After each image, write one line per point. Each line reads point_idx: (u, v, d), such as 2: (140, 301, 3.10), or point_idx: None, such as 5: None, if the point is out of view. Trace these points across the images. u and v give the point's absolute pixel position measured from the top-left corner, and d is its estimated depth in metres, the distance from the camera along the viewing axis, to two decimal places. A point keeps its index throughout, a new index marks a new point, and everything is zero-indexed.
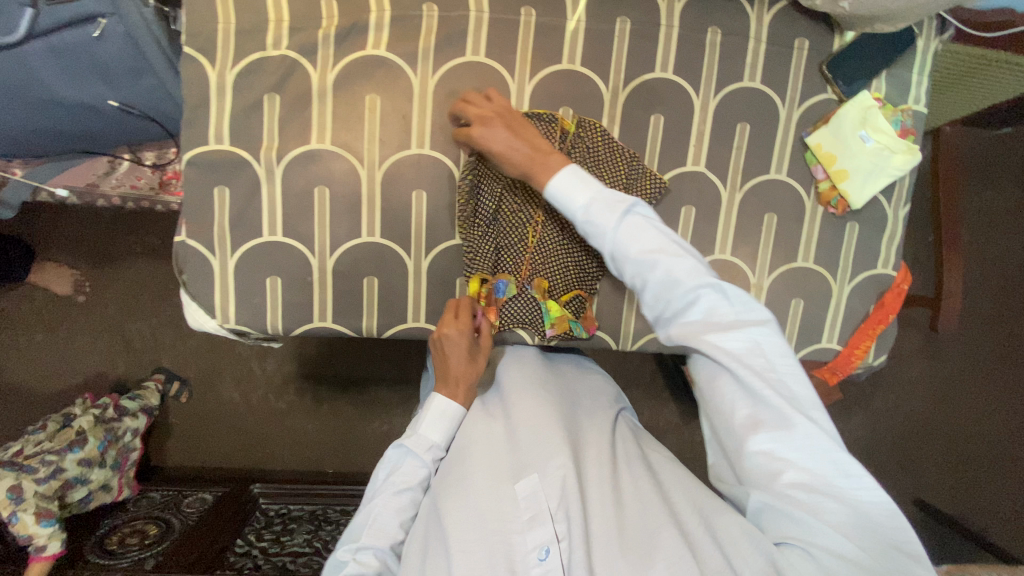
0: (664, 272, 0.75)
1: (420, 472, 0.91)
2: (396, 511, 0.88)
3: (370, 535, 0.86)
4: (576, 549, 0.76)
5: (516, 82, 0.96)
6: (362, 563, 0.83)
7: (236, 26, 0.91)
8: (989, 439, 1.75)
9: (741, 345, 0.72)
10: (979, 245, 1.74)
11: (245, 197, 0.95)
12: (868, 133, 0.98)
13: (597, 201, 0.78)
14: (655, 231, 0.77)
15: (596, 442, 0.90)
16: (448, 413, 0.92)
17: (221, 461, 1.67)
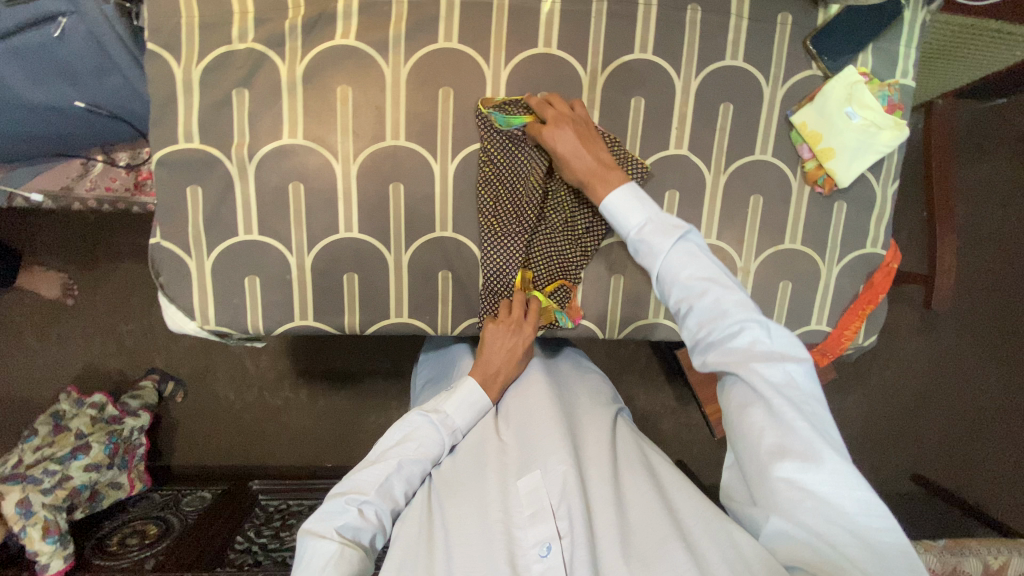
0: (712, 298, 0.76)
1: (437, 449, 0.90)
2: (406, 480, 0.88)
3: (378, 491, 0.85)
4: (578, 546, 0.77)
5: (491, 68, 0.94)
6: (365, 517, 0.83)
7: (200, 20, 0.89)
8: (984, 412, 1.75)
9: (780, 379, 0.72)
10: (974, 219, 1.71)
11: (218, 196, 0.93)
12: (855, 109, 0.96)
13: (653, 222, 0.81)
14: (709, 261, 0.78)
15: (599, 441, 0.90)
16: (476, 405, 0.93)
17: (218, 460, 1.67)
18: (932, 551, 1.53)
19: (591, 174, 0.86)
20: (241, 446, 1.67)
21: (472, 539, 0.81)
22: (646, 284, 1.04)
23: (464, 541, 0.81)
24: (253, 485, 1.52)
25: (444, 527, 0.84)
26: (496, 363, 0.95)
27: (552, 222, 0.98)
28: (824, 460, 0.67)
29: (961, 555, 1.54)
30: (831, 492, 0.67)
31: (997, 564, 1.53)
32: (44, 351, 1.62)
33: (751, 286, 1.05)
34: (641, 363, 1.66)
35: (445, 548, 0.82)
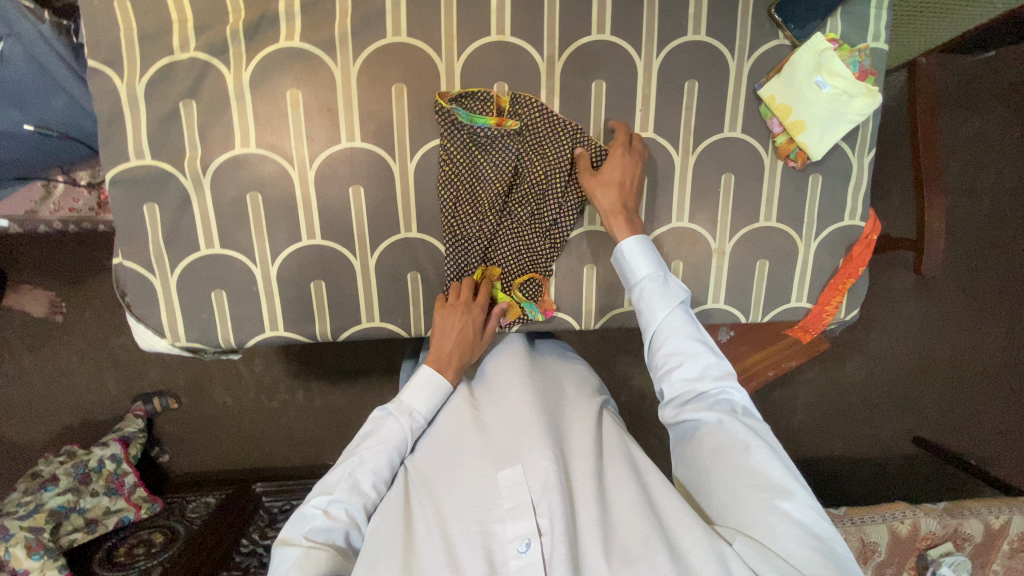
0: (704, 358, 0.83)
1: (400, 436, 0.90)
2: (372, 472, 0.87)
3: (343, 489, 0.85)
4: (559, 542, 0.73)
5: (444, 61, 0.91)
6: (333, 516, 0.83)
7: (138, 31, 0.86)
8: (981, 371, 1.75)
9: (761, 433, 0.78)
10: (968, 176, 1.67)
11: (176, 212, 0.91)
12: (825, 78, 0.92)
13: (656, 281, 0.87)
14: (701, 328, 0.86)
15: (582, 435, 0.87)
16: (433, 385, 0.92)
17: (221, 465, 1.65)
18: (933, 514, 1.54)
19: (610, 210, 0.90)
20: (238, 451, 1.64)
21: (451, 535, 0.79)
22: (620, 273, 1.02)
23: (443, 535, 0.79)
24: (257, 488, 1.51)
25: (425, 523, 0.82)
26: (445, 338, 0.93)
27: (516, 217, 0.97)
28: (801, 502, 0.72)
29: (961, 517, 1.55)
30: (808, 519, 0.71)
31: (997, 523, 1.54)
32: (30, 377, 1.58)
33: (726, 268, 1.03)
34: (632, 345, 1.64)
35: (423, 544, 0.79)
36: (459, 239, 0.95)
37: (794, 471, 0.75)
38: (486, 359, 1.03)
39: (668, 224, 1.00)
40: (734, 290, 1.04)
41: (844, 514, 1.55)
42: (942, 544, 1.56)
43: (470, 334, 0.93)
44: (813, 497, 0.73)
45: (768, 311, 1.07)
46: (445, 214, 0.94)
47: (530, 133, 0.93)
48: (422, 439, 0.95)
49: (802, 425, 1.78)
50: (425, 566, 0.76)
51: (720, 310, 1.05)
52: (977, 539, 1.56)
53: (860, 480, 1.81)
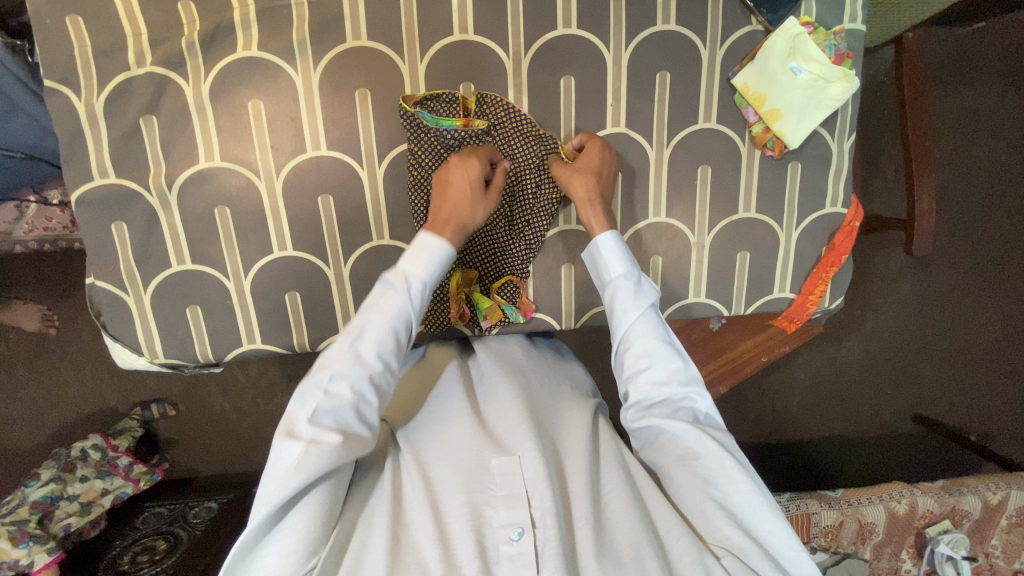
0: (670, 366, 0.82)
1: (399, 304, 0.79)
2: (375, 343, 0.77)
3: (342, 361, 0.75)
4: (551, 537, 0.70)
5: (406, 63, 0.89)
6: (334, 395, 0.73)
7: (92, 48, 0.84)
8: (977, 347, 1.73)
9: (724, 441, 0.78)
10: (959, 151, 1.63)
11: (144, 230, 0.91)
12: (800, 64, 0.89)
13: (626, 284, 0.85)
14: (670, 331, 0.85)
15: (577, 433, 0.84)
16: (428, 249, 0.82)
17: (224, 470, 1.56)
18: (930, 493, 1.54)
19: (583, 198, 0.88)
20: (232, 458, 1.56)
21: (443, 515, 0.73)
22: None
23: (434, 513, 0.73)
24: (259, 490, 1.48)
25: (415, 500, 0.75)
26: (445, 194, 0.85)
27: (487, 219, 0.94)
28: (762, 518, 0.73)
29: (959, 495, 1.54)
30: (768, 535, 0.72)
31: (995, 498, 1.54)
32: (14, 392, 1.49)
33: (707, 261, 1.02)
34: None
35: (413, 523, 0.74)
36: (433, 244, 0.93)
37: (757, 484, 0.75)
38: (479, 353, 0.99)
39: (645, 220, 0.99)
40: (716, 283, 1.03)
41: (841, 496, 1.55)
42: (941, 522, 1.56)
43: (475, 190, 0.85)
44: (776, 511, 0.73)
45: (751, 302, 1.05)
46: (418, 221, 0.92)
47: (497, 134, 0.91)
48: (416, 417, 0.88)
49: (800, 409, 1.77)
50: (415, 547, 0.71)
51: (702, 304, 1.04)
52: (976, 515, 1.56)
53: (858, 461, 1.80)
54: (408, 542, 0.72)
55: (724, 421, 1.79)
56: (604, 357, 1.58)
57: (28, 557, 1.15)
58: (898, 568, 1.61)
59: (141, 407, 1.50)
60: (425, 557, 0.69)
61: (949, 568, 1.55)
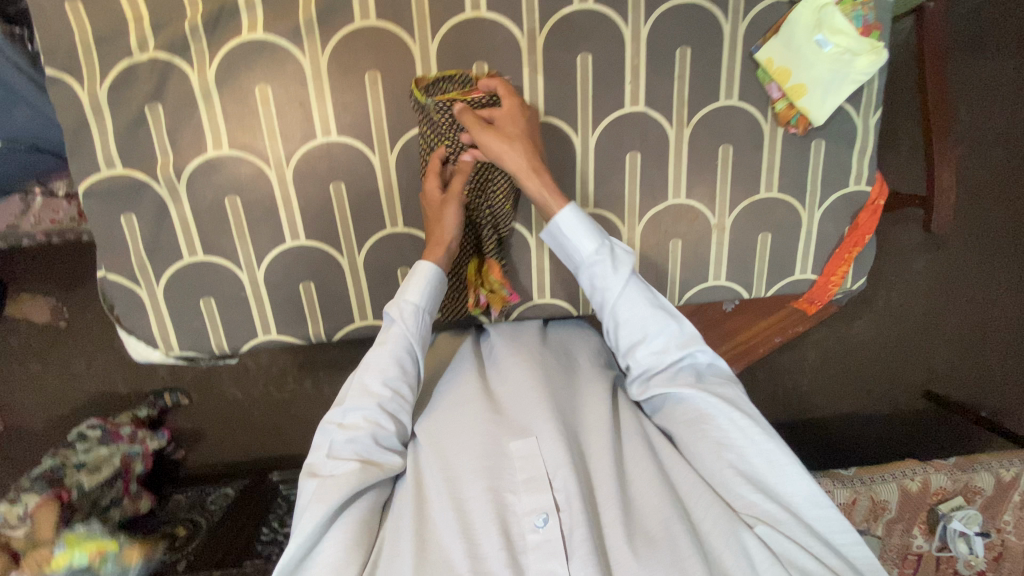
0: (663, 334, 0.82)
1: (400, 335, 0.82)
2: (379, 373, 0.80)
3: (353, 396, 0.79)
4: (577, 523, 0.69)
5: (417, 43, 0.85)
6: (349, 428, 0.77)
7: (93, 34, 0.81)
8: (992, 325, 1.72)
9: (731, 396, 0.79)
10: (978, 125, 1.59)
11: (154, 221, 0.89)
12: (826, 36, 0.85)
13: (602, 259, 0.82)
14: (658, 297, 0.84)
15: (598, 411, 0.82)
16: (420, 274, 0.84)
17: (240, 456, 1.55)
18: (943, 470, 1.54)
19: (525, 170, 0.81)
20: (244, 449, 1.55)
21: (464, 503, 0.73)
22: None
23: (454, 501, 0.73)
24: (273, 477, 1.47)
25: (436, 489, 0.75)
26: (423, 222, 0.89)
27: (496, 202, 0.91)
28: (779, 474, 0.74)
29: (972, 472, 1.54)
30: (788, 488, 0.74)
31: (1008, 475, 1.54)
32: (25, 383, 1.49)
33: (728, 243, 0.99)
34: None
35: (435, 513, 0.73)
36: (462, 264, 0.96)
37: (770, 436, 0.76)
38: (493, 335, 0.98)
39: (665, 202, 0.96)
40: (737, 265, 1.01)
41: (854, 474, 1.55)
42: (954, 498, 1.56)
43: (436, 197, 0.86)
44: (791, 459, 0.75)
45: (772, 285, 1.03)
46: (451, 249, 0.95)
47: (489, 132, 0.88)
48: (430, 406, 0.87)
49: (812, 389, 1.76)
50: (439, 538, 0.70)
51: (722, 287, 1.02)
52: (989, 491, 1.56)
53: (870, 440, 1.80)
54: (432, 534, 0.71)
55: None
56: None
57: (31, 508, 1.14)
58: (909, 544, 1.62)
59: (154, 397, 1.49)
60: (449, 550, 0.69)
61: (962, 544, 1.56)
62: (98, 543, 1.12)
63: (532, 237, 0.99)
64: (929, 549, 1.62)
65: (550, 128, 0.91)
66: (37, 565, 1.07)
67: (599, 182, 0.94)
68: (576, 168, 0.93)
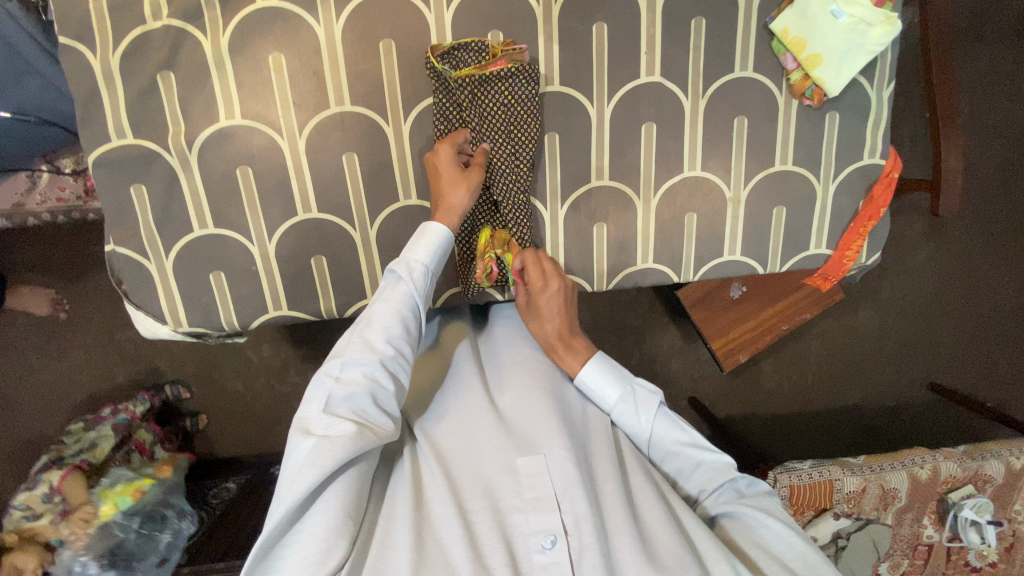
0: (698, 460, 0.84)
1: (406, 290, 0.78)
2: (383, 328, 0.75)
3: (353, 349, 0.73)
4: (588, 546, 0.67)
5: (432, 12, 0.85)
6: (347, 382, 0.71)
7: (107, 1, 0.81)
8: (996, 313, 1.71)
9: (767, 505, 0.80)
10: (983, 112, 1.59)
11: (165, 192, 0.87)
12: (840, 6, 0.85)
13: (629, 402, 0.86)
14: (686, 426, 0.87)
15: (601, 440, 0.82)
16: (429, 234, 0.81)
17: (242, 449, 1.52)
18: (952, 458, 1.51)
19: (556, 340, 0.89)
20: (245, 443, 1.52)
21: (469, 515, 0.70)
22: (631, 229, 0.98)
23: (459, 510, 0.70)
24: (275, 469, 1.43)
25: (437, 498, 0.72)
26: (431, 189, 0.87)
27: (505, 182, 0.90)
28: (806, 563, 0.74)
29: (981, 460, 1.52)
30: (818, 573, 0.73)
31: (1019, 463, 1.53)
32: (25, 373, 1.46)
33: (743, 217, 0.99)
34: (644, 307, 1.64)
35: (437, 522, 0.70)
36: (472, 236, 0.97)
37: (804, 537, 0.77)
38: (497, 341, 0.97)
39: (680, 174, 0.96)
40: (752, 240, 1.00)
41: (863, 463, 1.52)
42: (963, 487, 1.52)
43: (451, 173, 0.84)
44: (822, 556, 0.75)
45: (786, 261, 1.03)
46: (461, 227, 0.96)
47: (499, 112, 0.87)
48: (431, 408, 0.85)
49: (818, 379, 1.74)
50: (441, 545, 0.68)
51: (737, 262, 1.02)
52: (999, 480, 1.53)
53: (877, 433, 1.78)
54: (432, 539, 0.69)
55: (749, 398, 1.74)
56: (623, 327, 1.64)
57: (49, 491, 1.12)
58: (919, 535, 1.57)
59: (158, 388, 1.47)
60: (451, 554, 0.66)
61: (974, 533, 1.52)
62: (134, 486, 1.16)
63: (548, 210, 0.96)
64: (939, 540, 1.57)
65: (565, 98, 0.91)
66: (87, 521, 1.12)
67: (614, 155, 0.94)
68: (591, 140, 0.93)
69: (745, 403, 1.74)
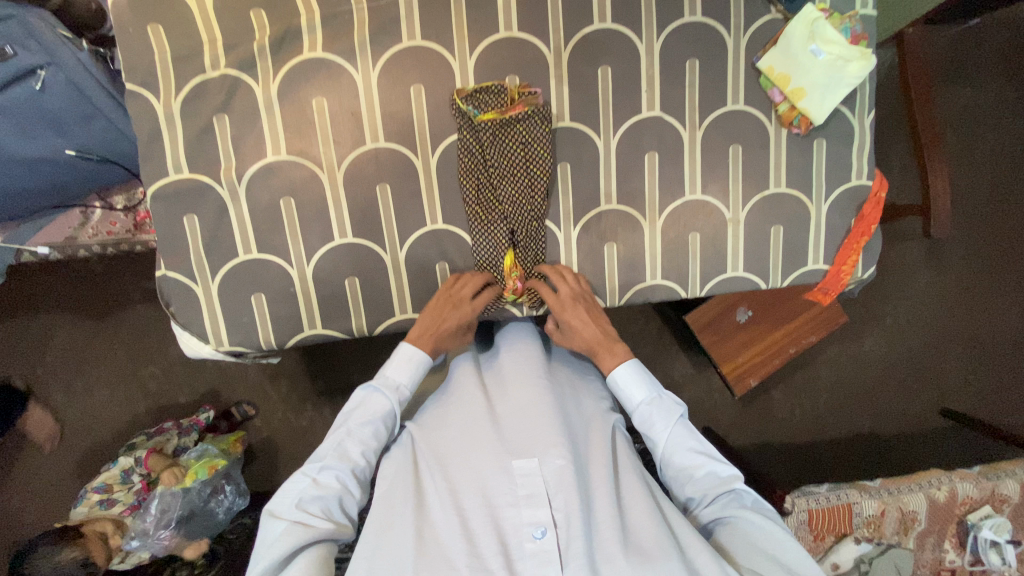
0: (708, 471, 0.88)
1: (385, 408, 0.90)
2: (359, 443, 0.87)
3: (333, 456, 0.85)
4: (574, 537, 0.75)
5: (457, 59, 0.96)
6: (322, 486, 0.82)
7: (172, 55, 0.92)
8: (999, 333, 1.75)
9: (765, 514, 0.84)
10: (965, 142, 1.70)
11: (214, 221, 0.96)
12: (819, 46, 0.96)
13: (653, 406, 0.92)
14: (702, 438, 0.92)
15: (598, 445, 0.87)
16: (414, 360, 0.93)
17: (260, 482, 1.53)
18: (968, 478, 1.51)
19: (599, 344, 0.96)
20: (261, 476, 1.52)
21: (466, 513, 0.79)
22: (639, 248, 1.05)
23: (457, 509, 0.79)
24: None
25: (438, 498, 0.81)
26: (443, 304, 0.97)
27: (522, 211, 0.99)
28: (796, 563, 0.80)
29: (996, 479, 1.51)
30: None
31: None
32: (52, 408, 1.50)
33: (743, 236, 1.06)
34: (653, 334, 1.69)
35: (437, 519, 0.79)
36: (494, 261, 1.01)
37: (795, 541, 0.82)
38: (499, 349, 1.01)
39: (683, 199, 1.04)
40: (753, 257, 1.08)
41: (879, 485, 1.52)
42: (981, 508, 1.51)
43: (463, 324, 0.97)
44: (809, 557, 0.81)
45: (786, 276, 1.10)
46: (480, 251, 1.01)
47: (519, 146, 0.97)
48: (434, 412, 0.92)
49: (829, 403, 1.76)
50: (440, 539, 0.77)
51: (740, 278, 1.08)
52: (1016, 500, 1.52)
53: (892, 457, 1.78)
54: (432, 536, 0.77)
55: (760, 423, 1.75)
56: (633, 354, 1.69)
57: (128, 469, 1.32)
58: (941, 559, 1.54)
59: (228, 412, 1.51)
60: (449, 548, 0.76)
61: (994, 555, 1.49)
62: (211, 463, 1.31)
63: (561, 231, 1.03)
64: (962, 565, 1.54)
65: (575, 132, 1.01)
66: (177, 476, 1.27)
67: (621, 180, 1.03)
68: (600, 169, 1.02)
69: (757, 429, 1.75)
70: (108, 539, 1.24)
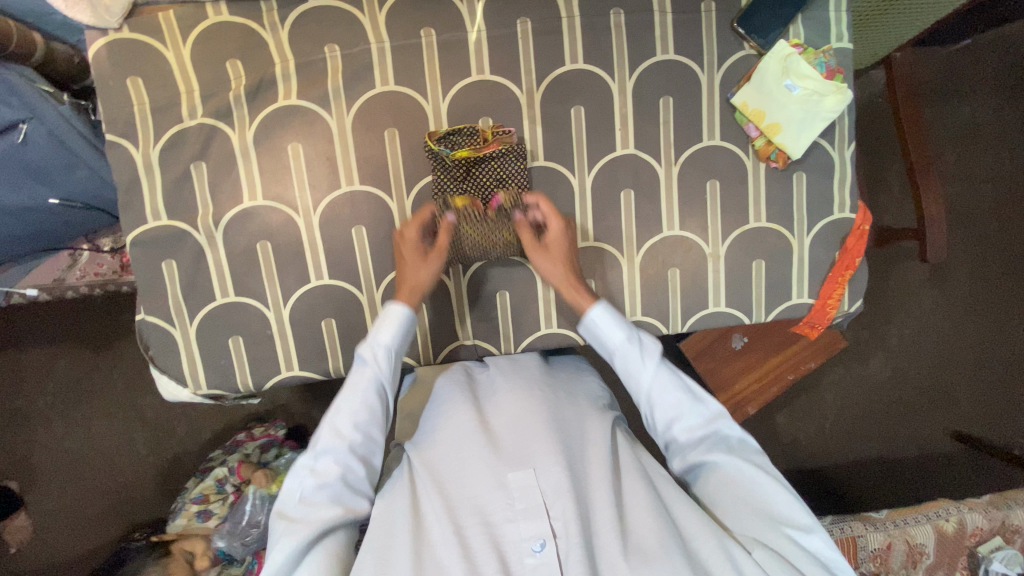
0: (694, 415, 0.85)
1: (371, 377, 0.86)
2: (350, 416, 0.83)
3: (326, 437, 0.81)
4: (575, 547, 0.72)
5: (430, 103, 0.97)
6: (321, 473, 0.79)
7: (151, 106, 0.94)
8: (1006, 351, 1.70)
9: (759, 461, 0.82)
10: (961, 162, 1.67)
11: (192, 266, 0.97)
12: (794, 81, 0.95)
13: (626, 350, 0.89)
14: (685, 377, 0.88)
15: (596, 447, 0.85)
16: (392, 315, 0.89)
17: None
18: (976, 508, 1.45)
19: (562, 281, 0.94)
20: None
21: (462, 528, 0.76)
22: (618, 283, 1.04)
23: (454, 527, 0.76)
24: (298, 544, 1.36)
25: (433, 514, 0.78)
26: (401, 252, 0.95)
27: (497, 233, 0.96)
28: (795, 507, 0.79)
29: (1006, 509, 1.45)
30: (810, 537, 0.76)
31: None
32: (46, 443, 1.51)
33: (724, 271, 1.05)
34: None
35: (435, 539, 0.76)
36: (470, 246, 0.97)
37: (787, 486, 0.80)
38: (490, 367, 1.01)
39: (660, 235, 1.03)
40: (736, 292, 1.06)
41: (885, 517, 1.47)
42: (992, 539, 1.44)
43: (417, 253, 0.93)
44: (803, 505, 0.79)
45: (771, 310, 1.08)
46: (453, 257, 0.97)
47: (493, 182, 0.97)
48: (423, 431, 0.91)
49: (836, 426, 1.71)
50: (436, 558, 0.73)
51: (722, 313, 1.06)
52: None
53: (901, 484, 1.72)
54: (429, 557, 0.74)
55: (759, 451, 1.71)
56: None
57: (221, 479, 1.33)
58: None
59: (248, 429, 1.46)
60: (446, 566, 0.72)
61: None
62: None
63: None
64: None
65: (550, 171, 1.01)
66: (267, 480, 1.28)
67: (598, 216, 1.02)
68: (576, 207, 1.02)
69: None
70: (194, 560, 1.28)
